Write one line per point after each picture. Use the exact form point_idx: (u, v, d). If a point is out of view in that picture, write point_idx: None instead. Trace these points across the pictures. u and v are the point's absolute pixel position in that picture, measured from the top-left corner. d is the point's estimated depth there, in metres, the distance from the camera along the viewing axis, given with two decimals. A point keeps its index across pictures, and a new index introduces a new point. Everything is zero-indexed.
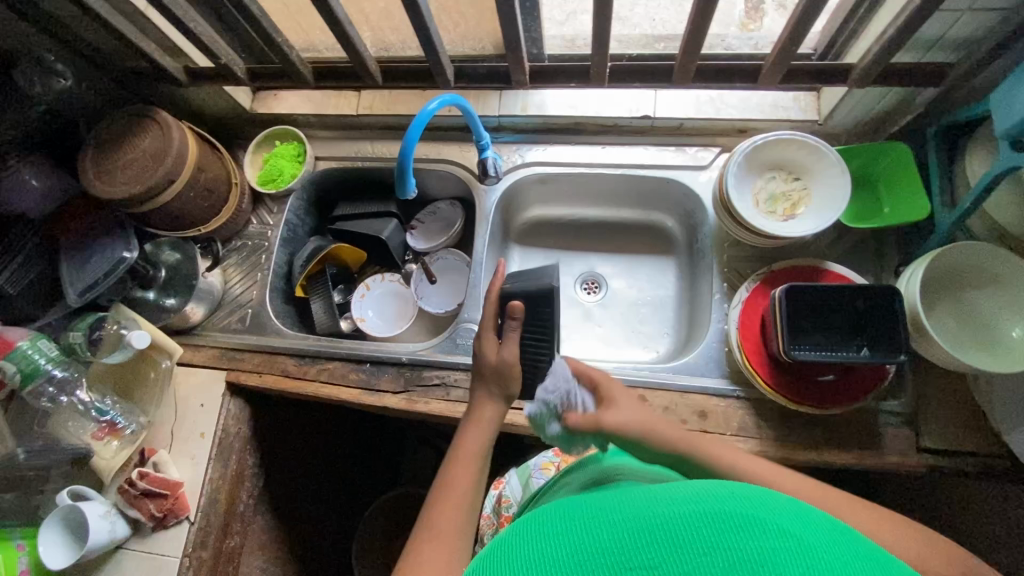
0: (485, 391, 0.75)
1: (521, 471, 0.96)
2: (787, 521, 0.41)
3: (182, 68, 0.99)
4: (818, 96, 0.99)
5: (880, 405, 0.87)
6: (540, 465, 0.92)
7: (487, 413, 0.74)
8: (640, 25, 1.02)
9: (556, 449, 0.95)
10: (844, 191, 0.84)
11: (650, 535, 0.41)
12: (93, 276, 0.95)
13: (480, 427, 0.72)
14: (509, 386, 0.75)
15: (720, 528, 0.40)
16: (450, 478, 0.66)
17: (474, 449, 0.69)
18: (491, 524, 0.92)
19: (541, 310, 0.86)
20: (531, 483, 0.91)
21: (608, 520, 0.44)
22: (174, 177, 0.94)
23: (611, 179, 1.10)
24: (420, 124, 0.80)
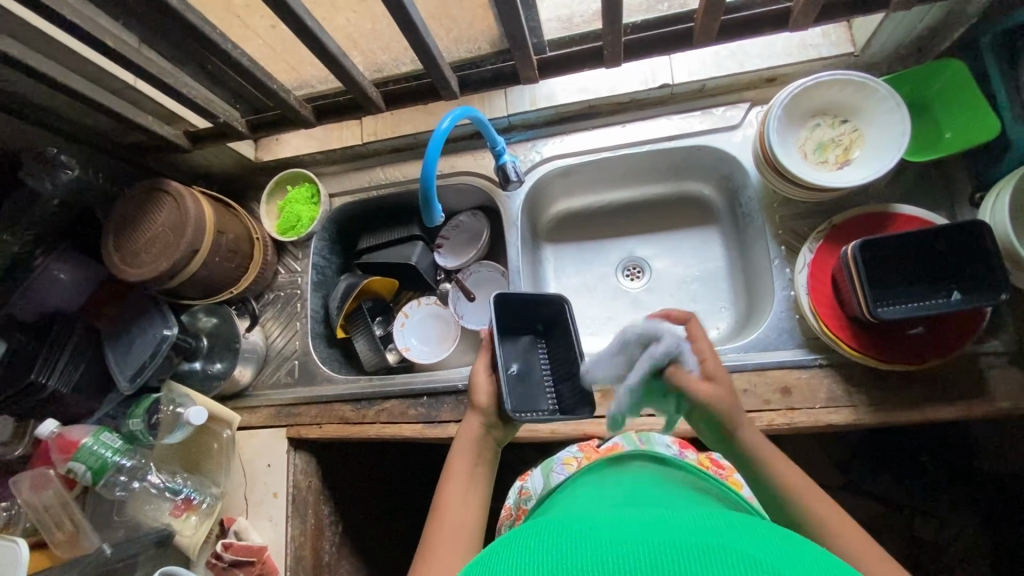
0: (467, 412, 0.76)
1: (545, 465, 0.91)
2: (786, 566, 0.38)
3: (182, 133, 0.96)
4: (849, 27, 0.90)
5: (980, 348, 0.79)
6: (562, 460, 0.87)
7: (468, 423, 0.74)
8: None
9: (580, 444, 0.89)
10: (903, 126, 0.77)
11: (636, 551, 0.39)
12: (140, 359, 0.94)
13: (466, 437, 0.73)
14: (477, 398, 0.75)
15: (713, 558, 0.38)
16: (444, 499, 0.68)
17: (464, 464, 0.70)
18: (511, 516, 0.90)
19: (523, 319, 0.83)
20: (552, 479, 0.85)
21: (594, 536, 0.42)
22: (197, 247, 0.92)
23: (637, 158, 1.03)
24: (438, 144, 0.76)
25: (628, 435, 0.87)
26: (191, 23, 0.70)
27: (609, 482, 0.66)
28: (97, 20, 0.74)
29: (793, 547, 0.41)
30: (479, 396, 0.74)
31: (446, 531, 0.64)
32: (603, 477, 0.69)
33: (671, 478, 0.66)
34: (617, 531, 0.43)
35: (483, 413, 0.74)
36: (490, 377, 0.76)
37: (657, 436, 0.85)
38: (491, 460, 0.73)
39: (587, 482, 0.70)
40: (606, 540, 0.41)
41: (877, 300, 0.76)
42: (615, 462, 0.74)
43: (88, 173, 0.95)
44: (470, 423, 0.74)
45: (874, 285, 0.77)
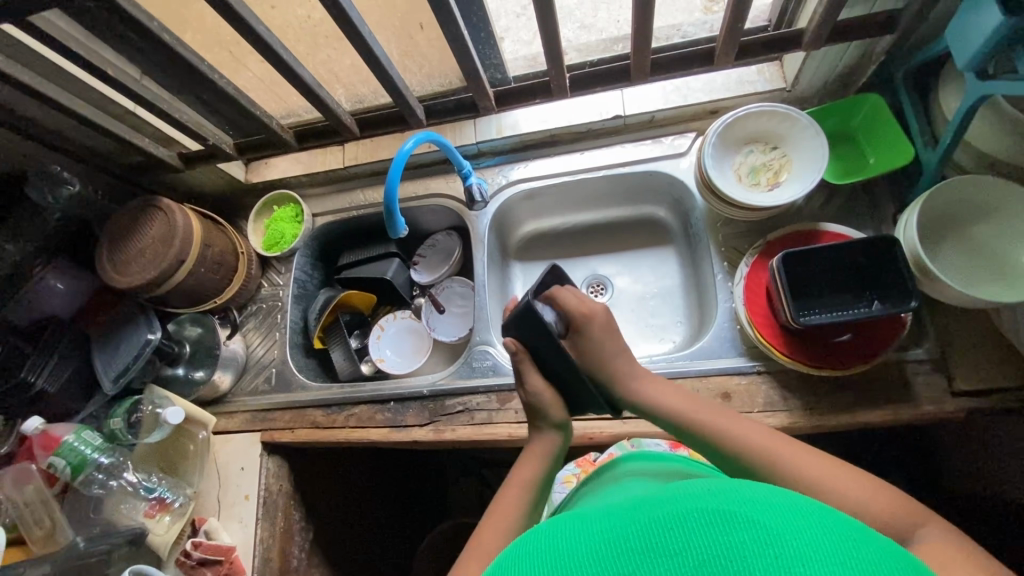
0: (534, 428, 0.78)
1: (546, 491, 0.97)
2: (750, 515, 0.41)
3: (176, 155, 1.05)
4: (780, 65, 1.00)
5: (906, 356, 0.85)
6: (562, 479, 0.95)
7: (539, 446, 0.76)
8: (606, 30, 1.03)
9: (578, 462, 0.98)
10: (822, 151, 0.85)
11: (621, 539, 0.43)
12: (124, 361, 1.00)
13: (533, 458, 0.74)
14: (548, 414, 0.77)
15: (687, 530, 0.41)
16: (503, 502, 0.69)
17: (531, 477, 0.72)
18: None
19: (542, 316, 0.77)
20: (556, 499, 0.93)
21: (594, 532, 0.46)
22: (184, 257, 1.00)
23: (596, 182, 1.12)
24: (399, 165, 0.84)
25: (621, 444, 0.94)
26: (182, 56, 0.79)
27: (601, 485, 0.72)
28: (102, 54, 0.84)
29: (753, 493, 0.45)
30: (554, 413, 0.77)
31: (497, 528, 0.65)
32: (593, 487, 0.72)
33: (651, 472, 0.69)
34: (612, 522, 0.46)
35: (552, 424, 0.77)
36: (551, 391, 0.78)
37: (648, 440, 0.93)
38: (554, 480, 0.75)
39: (592, 486, 0.75)
40: (603, 534, 0.45)
41: (801, 311, 0.83)
42: (611, 468, 0.79)
43: (86, 188, 1.05)
44: (540, 442, 0.76)
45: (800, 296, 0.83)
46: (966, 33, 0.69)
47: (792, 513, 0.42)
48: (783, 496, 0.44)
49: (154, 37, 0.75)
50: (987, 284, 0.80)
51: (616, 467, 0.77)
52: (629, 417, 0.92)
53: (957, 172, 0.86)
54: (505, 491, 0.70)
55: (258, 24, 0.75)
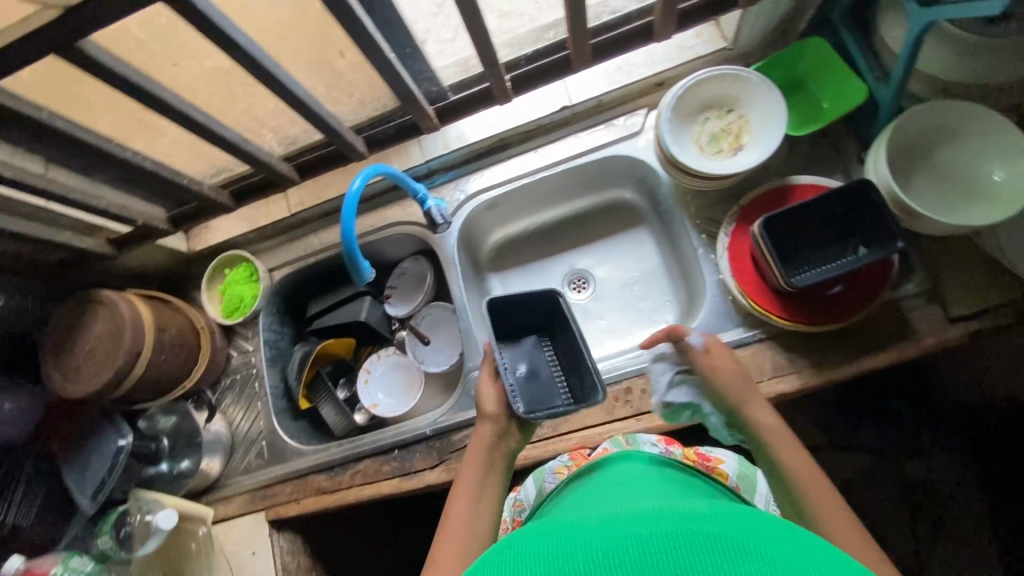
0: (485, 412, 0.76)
1: (535, 474, 0.88)
2: (764, 546, 0.38)
3: (106, 241, 0.97)
4: (717, 24, 0.97)
5: (899, 293, 0.85)
6: (554, 470, 0.84)
7: (484, 431, 0.74)
8: None
9: (573, 454, 0.87)
10: (780, 106, 0.83)
11: (617, 550, 0.38)
12: (99, 475, 0.92)
13: (480, 446, 0.73)
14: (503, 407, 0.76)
15: (692, 548, 0.37)
16: (462, 486, 0.69)
17: (483, 451, 0.72)
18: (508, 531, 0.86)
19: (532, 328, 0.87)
20: (545, 489, 0.82)
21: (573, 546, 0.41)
22: (139, 349, 0.92)
23: (556, 178, 1.08)
24: (351, 207, 0.78)
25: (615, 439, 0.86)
26: (84, 140, 0.72)
27: (595, 485, 0.66)
28: None
29: (756, 523, 0.42)
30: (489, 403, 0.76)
31: (456, 534, 0.63)
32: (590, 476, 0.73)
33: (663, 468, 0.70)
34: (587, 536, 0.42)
35: (493, 421, 0.75)
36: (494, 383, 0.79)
37: (642, 435, 0.85)
38: (512, 455, 0.75)
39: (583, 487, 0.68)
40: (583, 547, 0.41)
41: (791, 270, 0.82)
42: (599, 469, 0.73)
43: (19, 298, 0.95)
44: (483, 428, 0.75)
45: (784, 255, 0.83)
46: None
47: (789, 540, 0.39)
48: (771, 522, 0.42)
49: (49, 128, 0.69)
50: (965, 206, 0.80)
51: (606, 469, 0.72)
52: (642, 412, 0.90)
53: (911, 101, 0.85)
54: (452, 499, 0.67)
55: (160, 90, 0.69)
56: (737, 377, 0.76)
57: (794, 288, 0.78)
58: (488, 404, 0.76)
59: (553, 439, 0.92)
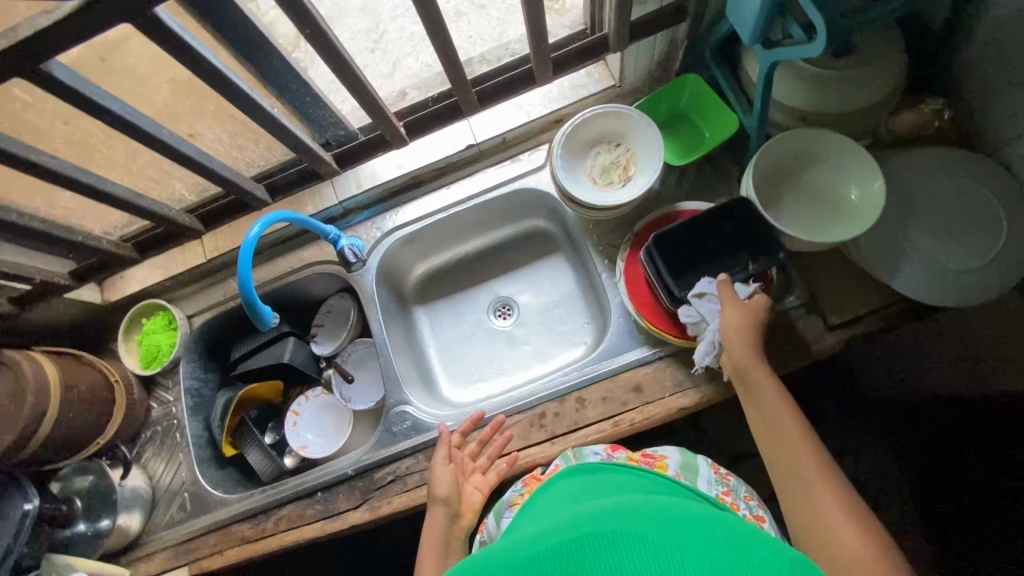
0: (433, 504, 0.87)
1: (495, 507, 0.88)
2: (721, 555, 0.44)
3: (7, 300, 0.98)
4: (606, 64, 1.04)
5: (783, 306, 0.91)
6: (510, 502, 0.85)
7: (436, 516, 0.86)
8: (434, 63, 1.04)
9: (527, 480, 0.88)
10: (658, 139, 0.89)
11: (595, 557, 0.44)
12: (1, 544, 0.88)
13: (433, 530, 0.84)
14: (448, 495, 0.87)
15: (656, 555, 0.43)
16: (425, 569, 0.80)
17: (438, 533, 0.84)
18: None
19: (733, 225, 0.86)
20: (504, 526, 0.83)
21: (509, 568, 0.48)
22: (44, 409, 0.90)
23: (470, 212, 1.12)
24: (248, 255, 0.79)
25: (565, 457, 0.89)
26: None
27: (547, 507, 0.70)
28: None
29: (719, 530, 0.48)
30: (439, 488, 0.88)
31: None
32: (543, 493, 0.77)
33: (613, 475, 0.76)
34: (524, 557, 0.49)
35: (445, 503, 0.86)
36: (444, 468, 0.90)
37: (587, 449, 0.87)
38: (464, 524, 0.87)
39: (534, 515, 0.70)
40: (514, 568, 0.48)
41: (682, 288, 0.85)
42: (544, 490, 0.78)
43: None
44: (435, 512, 0.86)
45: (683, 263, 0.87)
46: (741, 10, 0.75)
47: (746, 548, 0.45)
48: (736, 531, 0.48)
49: None
50: (831, 222, 0.87)
51: (548, 492, 0.76)
52: (556, 435, 0.93)
53: (779, 129, 0.93)
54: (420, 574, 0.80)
55: (41, 155, 0.70)
56: (753, 363, 0.76)
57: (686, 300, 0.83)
58: (440, 488, 0.88)
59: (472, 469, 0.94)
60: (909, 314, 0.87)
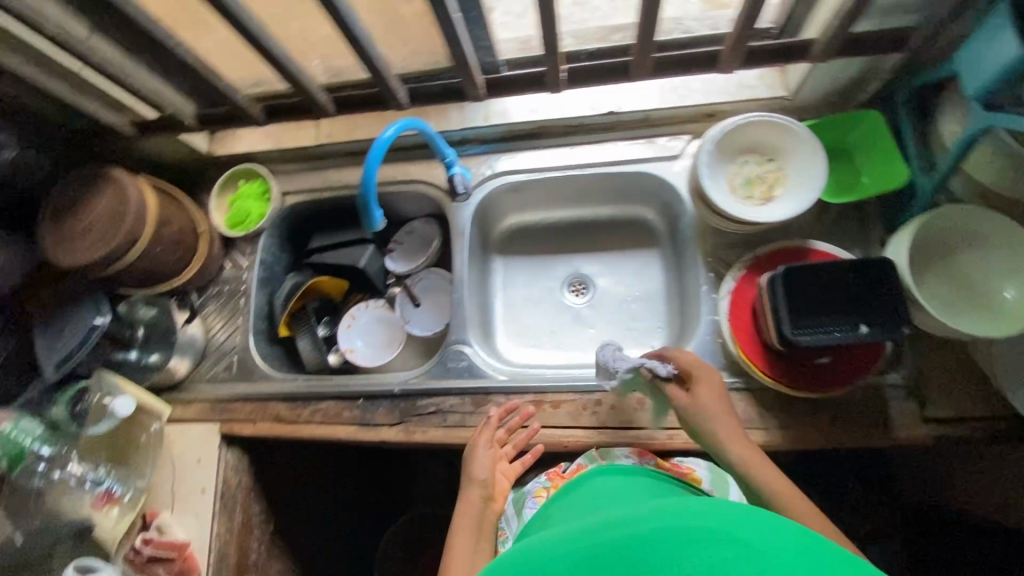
0: (466, 487, 0.85)
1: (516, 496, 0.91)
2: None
3: (129, 122, 0.95)
4: (782, 71, 0.96)
5: (882, 380, 0.86)
6: (533, 493, 0.86)
7: (469, 499, 0.83)
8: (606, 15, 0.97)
9: (549, 472, 0.89)
10: (820, 168, 0.82)
11: None
12: (68, 347, 0.92)
13: (466, 513, 0.82)
14: (483, 475, 0.85)
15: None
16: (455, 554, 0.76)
17: (473, 515, 0.81)
18: None
19: (862, 282, 0.77)
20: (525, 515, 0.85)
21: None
22: (137, 236, 0.92)
23: (584, 180, 1.07)
24: (380, 152, 0.78)
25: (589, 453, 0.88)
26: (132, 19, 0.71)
27: (574, 506, 0.71)
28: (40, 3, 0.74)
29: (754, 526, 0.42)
30: (473, 466, 0.86)
31: None
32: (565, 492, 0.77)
33: (636, 480, 0.76)
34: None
35: (482, 486, 0.84)
36: (480, 450, 0.87)
37: (617, 450, 0.87)
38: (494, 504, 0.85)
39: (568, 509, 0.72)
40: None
41: (795, 328, 0.76)
42: (575, 487, 0.77)
43: (28, 153, 0.93)
44: (468, 493, 0.84)
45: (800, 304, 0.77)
46: (981, 56, 0.68)
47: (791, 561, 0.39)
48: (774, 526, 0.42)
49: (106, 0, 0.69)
50: (968, 313, 0.81)
51: (582, 486, 0.76)
52: (605, 426, 0.91)
53: (949, 199, 0.85)
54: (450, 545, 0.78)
55: None
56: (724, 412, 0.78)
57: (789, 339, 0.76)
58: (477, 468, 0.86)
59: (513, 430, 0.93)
60: (1015, 434, 0.82)
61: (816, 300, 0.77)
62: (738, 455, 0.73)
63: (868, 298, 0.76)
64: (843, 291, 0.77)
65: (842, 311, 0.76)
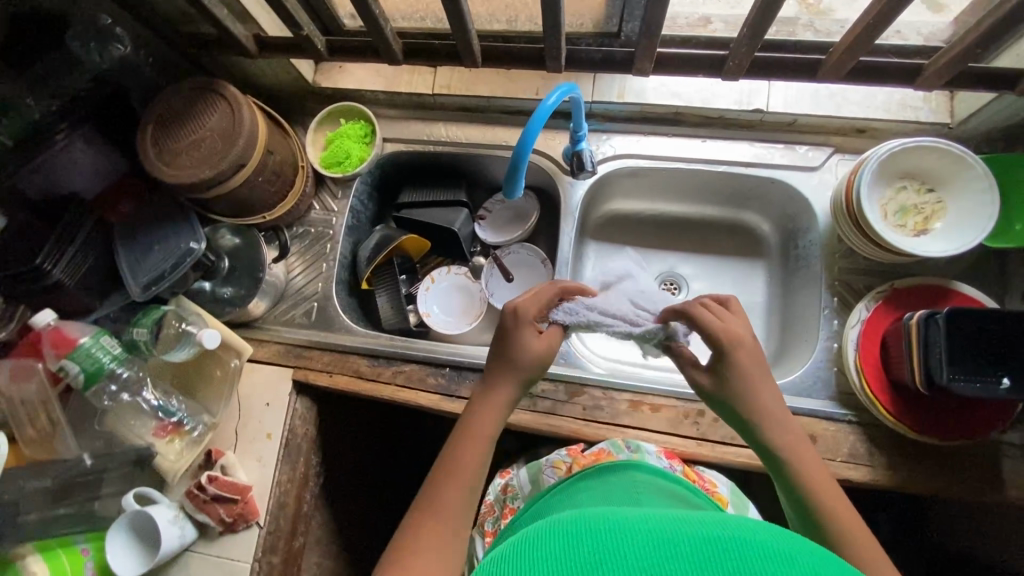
0: (500, 368, 0.72)
1: (530, 466, 0.90)
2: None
3: (251, 36, 0.87)
4: (950, 97, 0.90)
5: (1003, 437, 0.82)
6: (551, 462, 0.86)
7: (499, 395, 0.71)
8: None
9: (572, 447, 0.88)
10: (992, 209, 0.77)
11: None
12: (159, 267, 0.87)
13: (491, 411, 0.71)
14: (526, 374, 0.72)
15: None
16: (469, 440, 0.69)
17: (498, 414, 0.71)
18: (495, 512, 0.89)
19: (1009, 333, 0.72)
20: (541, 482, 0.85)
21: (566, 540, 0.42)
22: (245, 162, 0.85)
23: (709, 176, 1.01)
24: (541, 119, 0.71)
25: (613, 440, 0.86)
26: None
27: (595, 497, 0.67)
28: None
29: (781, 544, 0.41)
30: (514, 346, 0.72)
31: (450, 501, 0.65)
32: (590, 482, 0.73)
33: (658, 479, 0.73)
34: (588, 524, 0.44)
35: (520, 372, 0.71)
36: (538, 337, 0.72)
37: (646, 445, 0.84)
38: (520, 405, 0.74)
39: (593, 494, 0.68)
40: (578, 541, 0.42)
41: (952, 374, 0.71)
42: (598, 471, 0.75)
43: (138, 54, 0.88)
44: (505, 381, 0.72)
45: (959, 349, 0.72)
46: None
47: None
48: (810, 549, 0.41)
49: None
50: None
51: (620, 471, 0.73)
52: (704, 438, 0.87)
53: None
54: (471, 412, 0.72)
55: None
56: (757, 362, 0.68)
57: (944, 383, 0.71)
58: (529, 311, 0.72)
59: (607, 426, 0.89)
60: None
61: (969, 346, 0.72)
62: (773, 439, 0.67)
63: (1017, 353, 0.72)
64: (991, 339, 0.72)
65: (987, 362, 0.72)
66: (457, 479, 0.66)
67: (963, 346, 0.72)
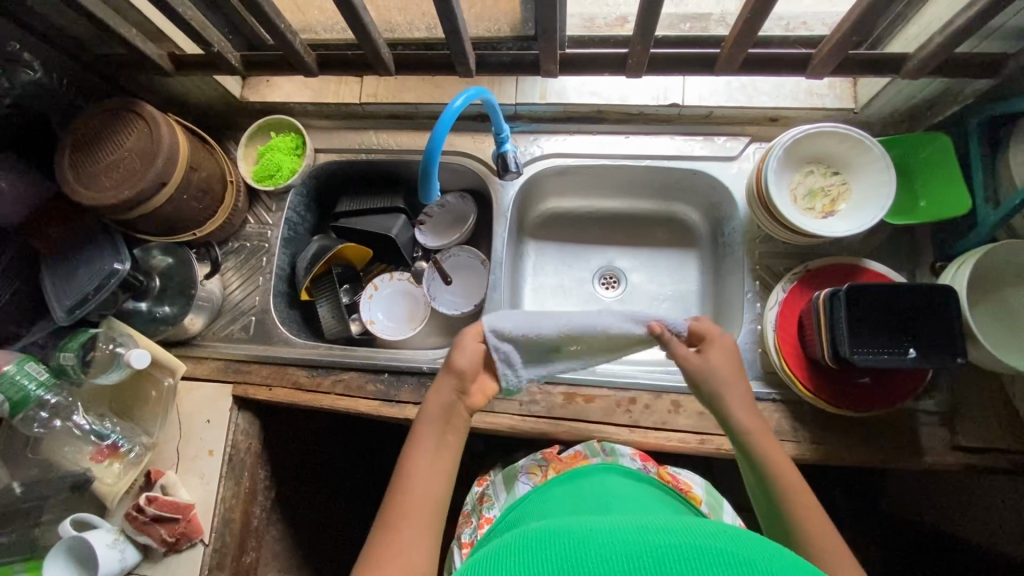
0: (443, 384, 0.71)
1: (504, 472, 0.90)
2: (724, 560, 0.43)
3: (167, 55, 0.87)
4: (853, 83, 0.94)
5: (918, 405, 0.86)
6: (526, 469, 0.87)
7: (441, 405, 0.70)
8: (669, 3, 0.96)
9: (545, 451, 0.89)
10: (889, 189, 0.80)
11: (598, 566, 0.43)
12: (83, 290, 0.86)
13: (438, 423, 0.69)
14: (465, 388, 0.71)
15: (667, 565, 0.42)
16: (418, 458, 0.67)
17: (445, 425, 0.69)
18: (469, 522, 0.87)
19: (934, 311, 0.75)
20: (517, 488, 0.85)
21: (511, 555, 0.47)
22: (165, 180, 0.85)
23: (634, 171, 1.04)
24: (448, 122, 0.72)
25: (590, 444, 0.88)
26: None
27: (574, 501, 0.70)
28: None
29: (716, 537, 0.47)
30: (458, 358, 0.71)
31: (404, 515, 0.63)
32: (572, 487, 0.75)
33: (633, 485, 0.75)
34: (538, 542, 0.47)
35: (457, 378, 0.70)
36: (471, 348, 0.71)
37: (621, 448, 0.86)
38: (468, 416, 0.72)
39: (548, 503, 0.73)
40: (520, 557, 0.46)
41: (854, 347, 0.74)
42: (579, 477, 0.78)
43: (51, 78, 0.87)
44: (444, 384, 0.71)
45: (858, 325, 0.76)
46: None
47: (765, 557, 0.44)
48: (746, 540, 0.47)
49: None
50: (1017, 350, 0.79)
51: (586, 479, 0.76)
52: (637, 425, 0.89)
53: (1008, 235, 0.85)
54: (408, 457, 0.67)
55: None
56: (734, 375, 0.73)
57: (847, 359, 0.74)
58: (461, 359, 0.70)
59: (544, 421, 0.91)
60: None
61: (875, 320, 0.76)
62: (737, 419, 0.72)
63: (940, 324, 0.74)
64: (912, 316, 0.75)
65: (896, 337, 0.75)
66: (402, 525, 0.62)
67: (871, 322, 0.76)
